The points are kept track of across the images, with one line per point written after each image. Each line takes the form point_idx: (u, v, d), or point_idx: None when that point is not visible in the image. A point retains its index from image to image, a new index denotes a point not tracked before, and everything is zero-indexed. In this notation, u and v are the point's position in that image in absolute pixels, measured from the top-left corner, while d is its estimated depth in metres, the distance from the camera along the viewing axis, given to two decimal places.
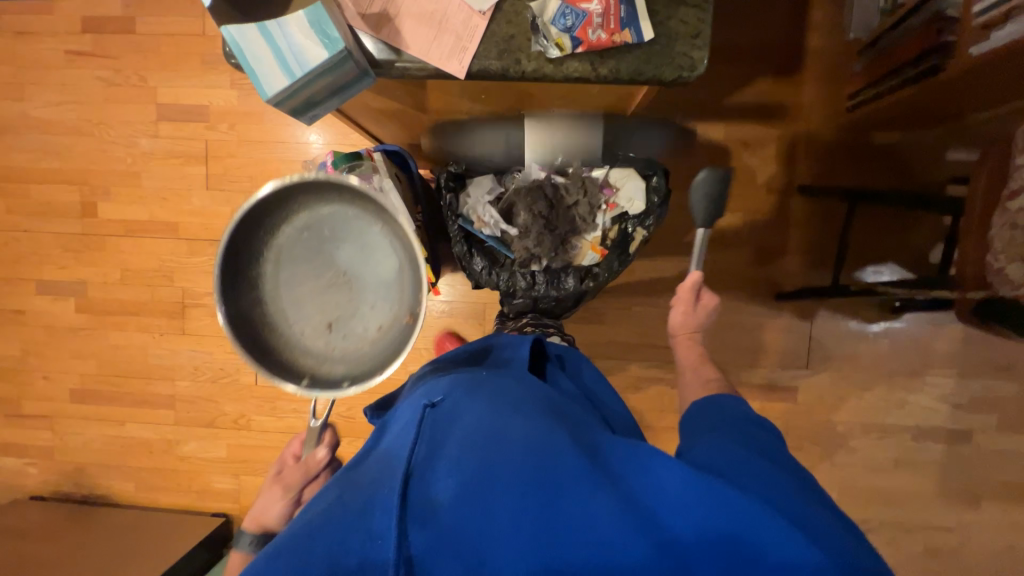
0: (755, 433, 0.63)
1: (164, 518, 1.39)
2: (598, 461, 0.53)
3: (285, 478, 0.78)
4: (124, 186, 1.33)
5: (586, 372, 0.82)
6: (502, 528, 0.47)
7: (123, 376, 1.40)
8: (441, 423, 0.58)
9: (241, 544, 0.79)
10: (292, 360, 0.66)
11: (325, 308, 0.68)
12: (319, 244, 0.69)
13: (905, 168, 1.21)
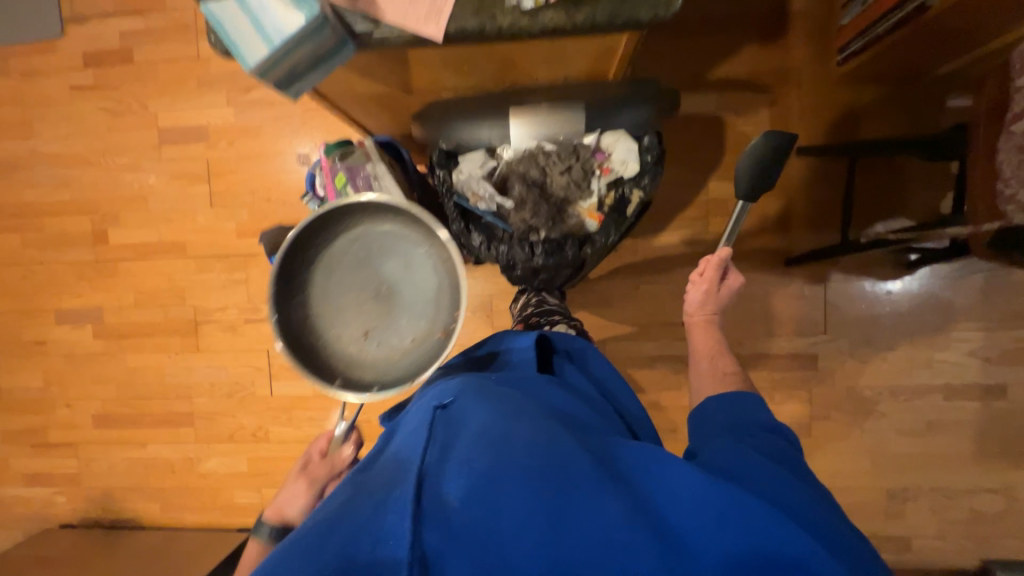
0: (774, 441, 0.62)
1: (190, 536, 1.40)
2: (609, 466, 0.51)
3: (311, 471, 0.80)
4: (132, 211, 1.37)
5: (593, 363, 0.81)
6: (514, 529, 0.45)
7: (142, 397, 1.42)
8: (451, 424, 0.53)
9: (257, 537, 0.77)
10: (326, 360, 0.68)
11: (363, 318, 0.69)
12: (365, 257, 0.69)
13: (904, 120, 1.19)
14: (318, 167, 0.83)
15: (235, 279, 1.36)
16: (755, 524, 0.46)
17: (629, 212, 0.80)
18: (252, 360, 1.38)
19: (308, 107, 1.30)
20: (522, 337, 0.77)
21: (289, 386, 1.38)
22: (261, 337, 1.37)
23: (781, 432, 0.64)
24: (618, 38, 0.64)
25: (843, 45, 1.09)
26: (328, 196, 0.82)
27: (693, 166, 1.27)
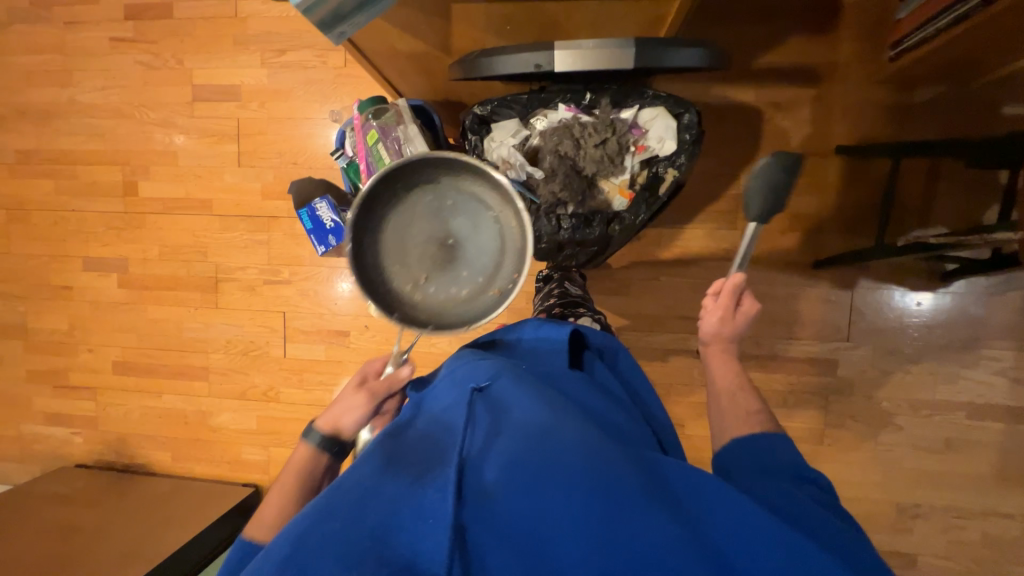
0: (807, 485, 0.60)
1: (199, 486, 1.44)
2: (649, 477, 0.51)
3: (373, 386, 0.69)
4: (163, 165, 1.39)
5: (624, 365, 0.76)
6: (553, 525, 0.47)
7: (160, 349, 1.45)
8: (492, 410, 0.55)
9: (306, 443, 0.67)
10: (381, 296, 0.64)
11: (425, 260, 0.66)
12: (437, 205, 0.67)
13: (953, 125, 1.14)
14: (351, 125, 0.83)
15: (257, 240, 1.38)
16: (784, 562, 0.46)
17: (661, 191, 0.77)
18: (268, 321, 1.40)
19: (340, 73, 1.29)
20: (553, 328, 0.71)
21: (302, 350, 1.40)
22: (278, 299, 1.39)
23: (815, 477, 0.61)
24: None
25: (897, 40, 1.05)
26: (358, 154, 0.80)
27: (725, 157, 1.23)
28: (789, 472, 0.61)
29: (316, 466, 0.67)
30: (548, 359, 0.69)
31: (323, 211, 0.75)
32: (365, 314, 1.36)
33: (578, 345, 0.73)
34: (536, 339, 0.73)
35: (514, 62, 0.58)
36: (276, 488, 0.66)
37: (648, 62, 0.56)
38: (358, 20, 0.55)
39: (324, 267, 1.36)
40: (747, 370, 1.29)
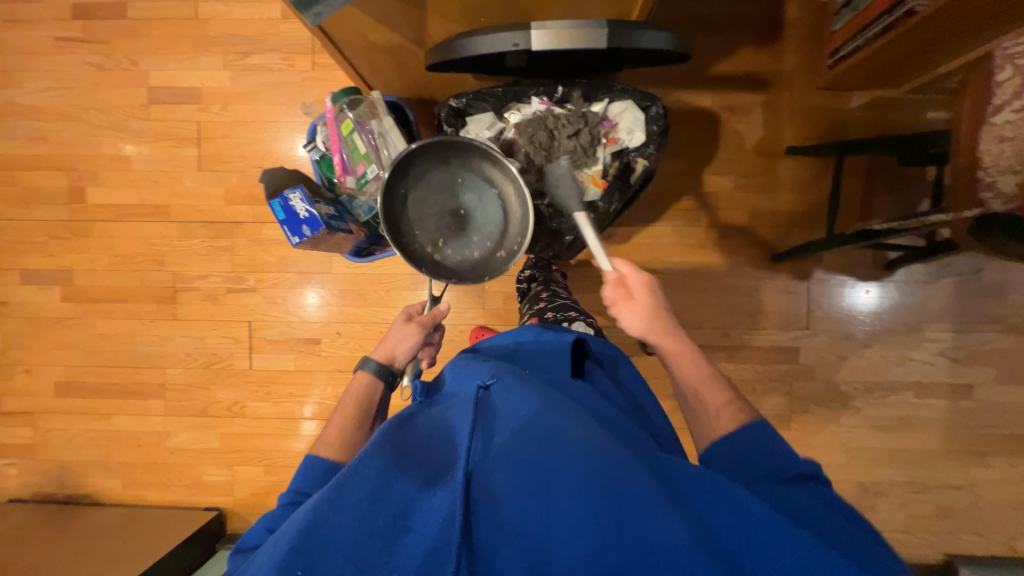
0: (820, 490, 0.55)
1: (154, 514, 1.33)
2: (663, 481, 0.48)
3: (420, 318, 0.79)
4: (114, 171, 1.32)
5: (625, 372, 0.72)
6: (563, 529, 0.45)
7: (109, 366, 1.35)
8: (499, 409, 0.53)
9: (364, 370, 0.74)
10: (408, 255, 0.75)
11: (443, 228, 0.77)
12: (449, 181, 0.77)
13: (885, 127, 1.25)
14: (323, 119, 0.82)
15: (219, 247, 1.32)
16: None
17: (633, 180, 0.82)
18: (232, 332, 1.33)
19: (307, 76, 1.28)
20: (554, 335, 0.69)
21: (270, 361, 1.34)
22: (243, 308, 1.33)
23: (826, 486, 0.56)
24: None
25: (833, 50, 1.15)
26: (332, 147, 0.81)
27: (687, 158, 1.30)
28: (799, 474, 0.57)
29: (376, 390, 0.73)
30: (551, 363, 0.67)
31: (297, 201, 0.74)
32: (337, 320, 1.32)
33: (579, 353, 0.70)
34: (535, 346, 0.70)
35: (494, 42, 0.60)
36: (338, 411, 0.70)
37: (620, 45, 0.59)
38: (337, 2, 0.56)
39: (292, 273, 1.31)
40: (717, 361, 1.34)
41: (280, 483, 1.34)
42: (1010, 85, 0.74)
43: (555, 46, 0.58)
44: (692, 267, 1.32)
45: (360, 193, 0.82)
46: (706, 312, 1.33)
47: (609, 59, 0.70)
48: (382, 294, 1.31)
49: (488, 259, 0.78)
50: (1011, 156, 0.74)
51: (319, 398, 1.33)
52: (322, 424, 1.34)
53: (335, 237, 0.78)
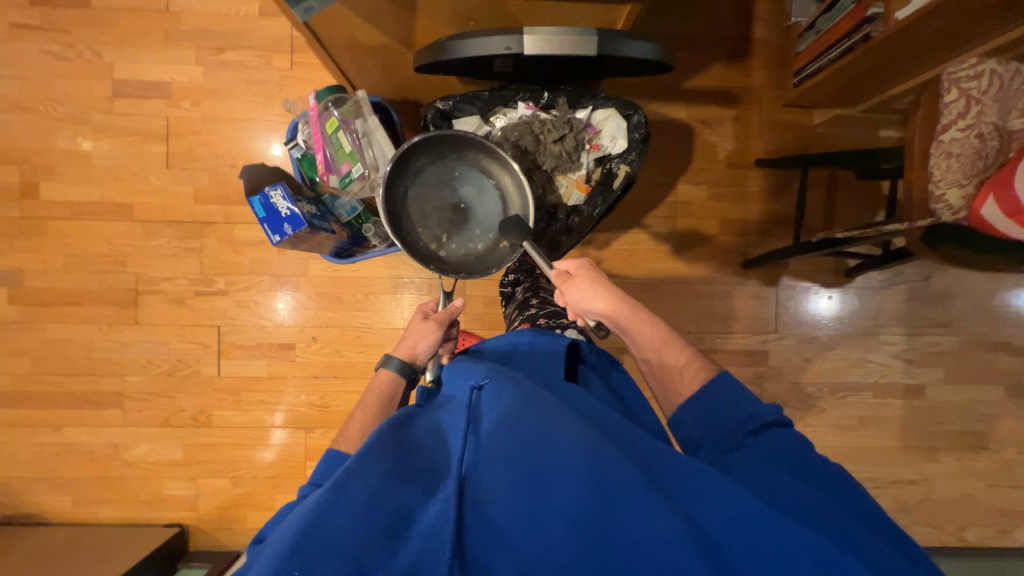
0: (792, 443, 0.55)
1: (108, 532, 1.24)
2: (653, 476, 0.48)
3: (437, 316, 0.83)
4: (72, 166, 1.25)
5: (618, 379, 0.73)
6: (557, 527, 0.44)
7: (61, 374, 1.26)
8: (492, 410, 0.54)
9: (386, 368, 0.79)
10: (415, 254, 0.77)
11: (446, 223, 0.80)
12: (448, 177, 0.79)
13: (844, 143, 1.34)
14: (305, 116, 0.80)
15: (187, 248, 1.26)
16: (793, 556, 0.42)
17: (615, 185, 0.84)
18: (198, 338, 1.27)
19: (286, 75, 1.25)
20: (547, 339, 0.70)
21: (239, 367, 1.28)
22: (211, 312, 1.27)
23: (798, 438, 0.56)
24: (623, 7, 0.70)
25: (798, 70, 1.21)
26: (313, 145, 0.79)
27: (663, 167, 1.34)
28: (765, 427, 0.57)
29: (397, 386, 0.78)
30: (543, 366, 0.68)
31: (277, 198, 0.72)
32: (312, 325, 1.28)
33: (572, 357, 0.72)
34: (529, 349, 0.71)
35: (486, 45, 0.61)
36: (361, 407, 0.74)
37: (609, 52, 0.61)
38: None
39: (265, 276, 1.27)
40: None
41: (248, 496, 1.28)
42: (955, 107, 0.81)
43: (546, 52, 0.60)
44: (667, 272, 1.36)
45: (343, 192, 0.80)
46: (681, 316, 1.37)
47: (593, 67, 0.72)
48: (360, 298, 1.28)
49: (492, 250, 0.80)
50: (958, 171, 0.81)
51: (291, 405, 1.29)
52: (293, 433, 1.29)
53: (317, 236, 0.77)
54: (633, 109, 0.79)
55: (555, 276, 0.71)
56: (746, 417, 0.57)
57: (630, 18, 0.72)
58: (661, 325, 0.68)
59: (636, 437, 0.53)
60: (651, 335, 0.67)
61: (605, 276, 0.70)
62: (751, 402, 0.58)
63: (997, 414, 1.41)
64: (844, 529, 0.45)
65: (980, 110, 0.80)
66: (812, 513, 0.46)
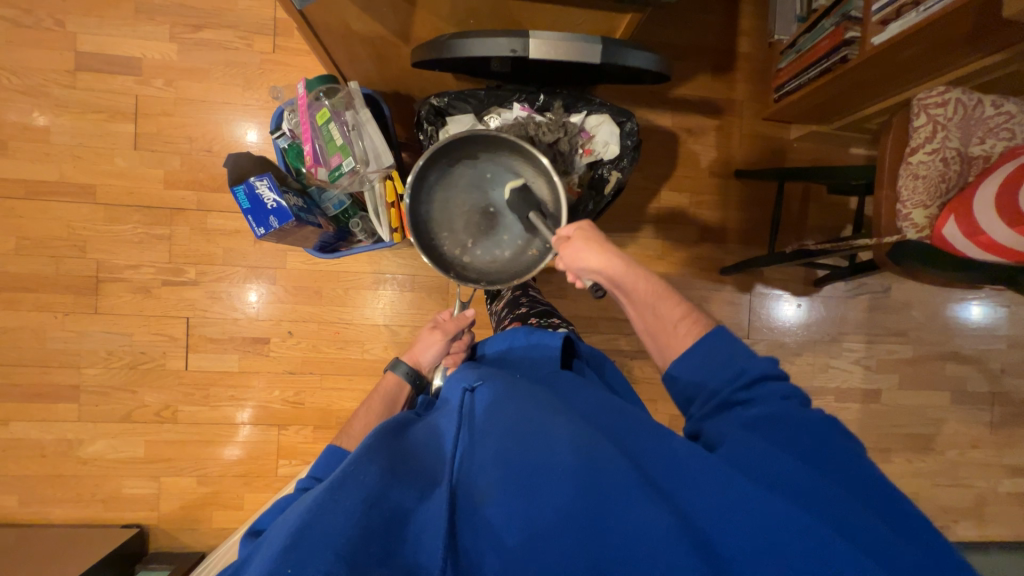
0: (789, 401, 0.54)
1: (60, 534, 1.17)
2: (644, 470, 0.49)
3: (445, 325, 0.82)
4: (27, 142, 1.16)
5: (611, 373, 0.75)
6: (551, 523, 0.44)
7: (11, 365, 1.18)
8: (485, 410, 0.55)
9: (393, 372, 0.79)
10: (442, 258, 0.81)
11: (475, 228, 0.82)
12: (480, 181, 0.81)
13: (817, 158, 1.40)
14: (292, 105, 0.78)
15: (155, 235, 1.20)
16: (783, 540, 0.42)
17: (606, 191, 0.86)
18: (165, 329, 1.21)
19: (267, 59, 1.21)
20: (541, 337, 0.71)
21: (209, 361, 1.23)
22: (180, 303, 1.21)
23: (793, 393, 0.55)
24: (622, 16, 0.71)
25: (779, 85, 1.25)
26: (301, 135, 0.76)
27: (648, 174, 1.37)
28: (758, 380, 0.55)
29: (401, 391, 0.78)
30: (537, 366, 0.69)
31: (263, 188, 0.69)
32: (288, 319, 1.24)
33: (568, 353, 0.73)
34: (525, 349, 0.72)
35: (491, 45, 0.60)
36: (367, 408, 0.74)
37: (612, 60, 0.62)
38: None
39: (240, 267, 1.22)
40: None
41: (216, 495, 1.23)
42: (924, 132, 0.86)
43: (553, 57, 0.60)
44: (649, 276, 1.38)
45: (332, 186, 0.77)
46: None
47: (591, 72, 0.73)
48: (340, 293, 1.25)
49: (520, 257, 0.82)
50: (923, 194, 0.86)
51: (262, 401, 1.24)
52: (263, 430, 1.25)
53: (303, 230, 0.74)
54: (622, 113, 0.82)
55: (554, 242, 0.70)
56: (737, 369, 0.57)
57: (628, 28, 0.73)
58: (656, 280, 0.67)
59: (629, 431, 0.54)
60: (645, 291, 0.66)
61: (604, 236, 0.68)
62: (745, 355, 0.58)
63: (943, 417, 1.51)
64: (839, 502, 0.44)
65: (946, 136, 0.85)
66: (806, 488, 0.45)
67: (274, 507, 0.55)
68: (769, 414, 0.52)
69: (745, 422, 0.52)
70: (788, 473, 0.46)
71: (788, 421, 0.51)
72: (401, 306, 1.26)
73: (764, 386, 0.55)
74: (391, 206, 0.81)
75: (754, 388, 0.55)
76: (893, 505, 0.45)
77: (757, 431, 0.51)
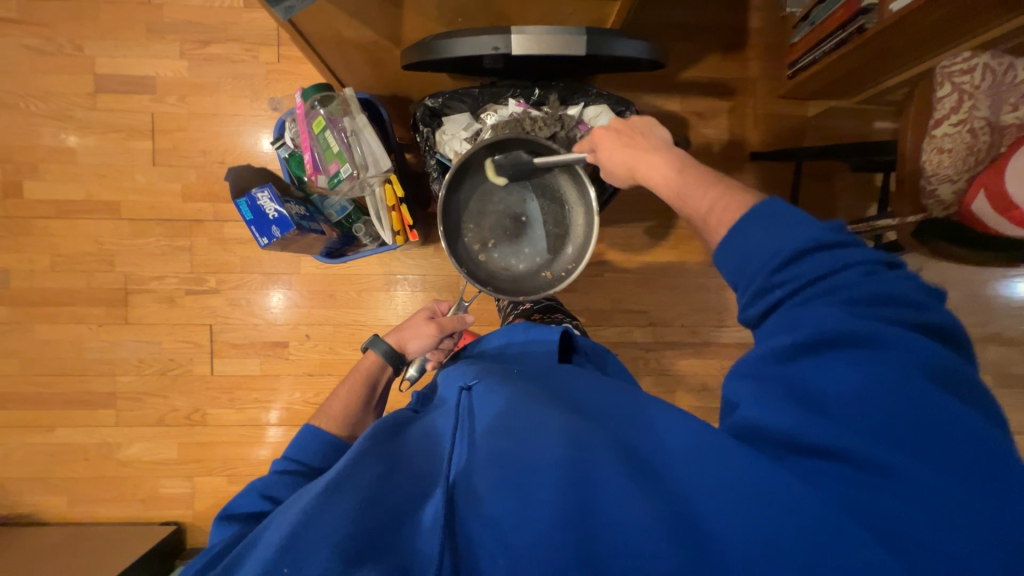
0: (841, 274, 0.44)
1: (104, 531, 1.24)
2: (638, 453, 0.47)
3: (441, 321, 0.83)
4: (56, 163, 1.22)
5: (612, 366, 0.76)
6: (540, 516, 0.44)
7: (53, 374, 1.26)
8: (480, 403, 0.57)
9: (374, 350, 0.79)
10: (460, 249, 0.82)
11: (500, 229, 0.84)
12: (524, 188, 0.83)
13: (840, 134, 1.33)
14: (291, 114, 0.79)
15: (177, 247, 1.25)
16: (784, 520, 0.38)
17: None
18: (191, 337, 1.26)
19: (273, 69, 1.23)
20: (541, 331, 0.73)
21: (232, 365, 1.27)
22: (203, 312, 1.26)
23: (853, 260, 0.45)
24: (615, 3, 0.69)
25: (793, 62, 1.20)
26: (301, 144, 0.78)
27: None
28: (803, 255, 0.45)
29: (381, 372, 0.79)
30: (539, 357, 0.69)
31: (265, 200, 0.71)
32: (305, 323, 1.27)
33: (568, 348, 0.73)
34: (525, 344, 0.73)
35: (473, 43, 0.60)
36: (345, 384, 0.76)
37: (598, 50, 0.60)
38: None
39: (257, 274, 1.26)
40: (684, 356, 1.36)
41: None
42: (948, 102, 0.80)
43: (535, 51, 0.59)
44: (662, 265, 1.34)
45: (332, 192, 0.78)
46: (677, 309, 1.35)
47: (585, 66, 0.72)
48: (353, 295, 1.28)
49: (533, 274, 0.85)
50: (949, 167, 0.80)
51: (286, 403, 1.28)
52: (289, 431, 1.29)
53: (306, 237, 0.76)
54: (619, 102, 0.81)
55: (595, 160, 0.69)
56: (772, 250, 0.46)
57: (622, 14, 0.71)
58: (675, 163, 0.59)
59: (626, 415, 0.53)
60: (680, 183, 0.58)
61: (643, 138, 0.63)
62: (799, 223, 0.46)
63: None
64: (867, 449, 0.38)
65: (973, 105, 0.79)
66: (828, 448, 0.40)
67: (252, 488, 0.58)
68: (806, 312, 0.44)
69: (774, 355, 0.45)
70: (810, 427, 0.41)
71: (834, 327, 0.42)
72: (413, 306, 1.28)
73: (807, 261, 0.45)
74: (391, 209, 0.81)
75: (796, 265, 0.45)
76: (958, 445, 0.37)
77: (780, 375, 0.44)
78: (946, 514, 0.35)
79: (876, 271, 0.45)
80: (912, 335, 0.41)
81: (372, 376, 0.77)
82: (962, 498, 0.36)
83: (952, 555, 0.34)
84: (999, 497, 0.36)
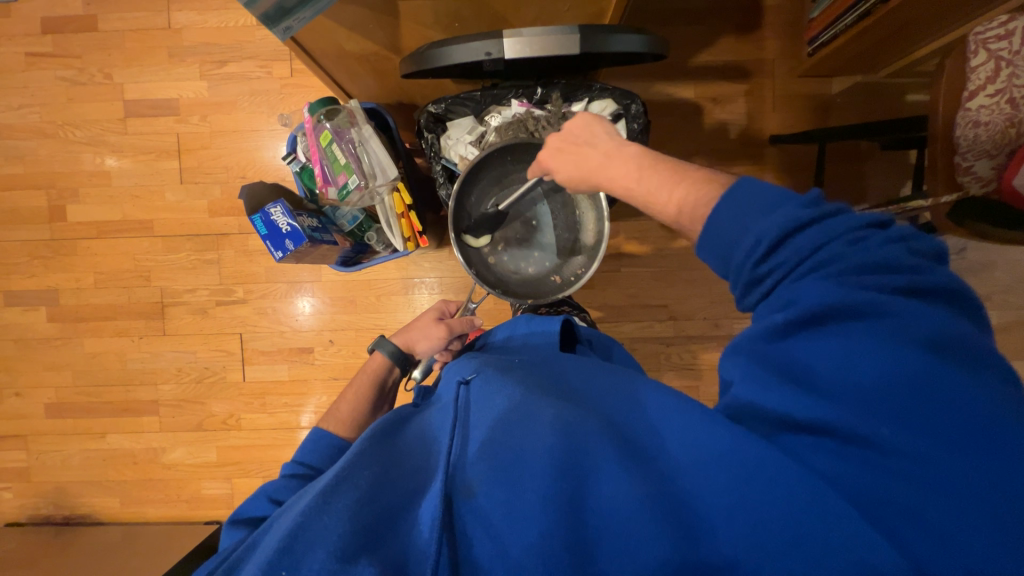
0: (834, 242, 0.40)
1: (153, 531, 1.32)
2: (628, 440, 0.47)
3: (450, 323, 0.85)
4: (94, 187, 1.30)
5: (618, 355, 0.78)
6: (532, 507, 0.44)
7: (102, 385, 1.34)
8: (477, 396, 0.57)
9: (380, 350, 0.81)
10: (469, 254, 0.82)
11: (508, 234, 0.84)
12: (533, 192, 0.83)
13: (866, 111, 1.26)
14: (301, 129, 0.81)
15: (207, 260, 1.31)
16: (777, 507, 0.38)
17: None
18: (223, 346, 1.33)
19: (287, 83, 1.26)
20: (541, 322, 0.73)
21: (262, 372, 1.33)
22: (234, 322, 1.32)
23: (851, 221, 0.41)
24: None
25: (812, 38, 1.14)
26: (311, 158, 0.81)
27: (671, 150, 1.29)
28: (793, 233, 0.41)
29: (388, 372, 0.80)
30: (538, 347, 0.70)
31: (277, 215, 0.74)
32: (328, 329, 1.31)
33: (569, 335, 0.74)
34: (526, 334, 0.74)
35: (467, 50, 0.60)
36: (353, 386, 0.78)
37: (593, 49, 0.60)
38: (307, 16, 0.58)
39: (282, 283, 1.31)
40: (707, 348, 1.32)
41: None
42: (983, 71, 0.76)
43: (528, 54, 0.59)
44: (680, 257, 1.31)
45: (342, 204, 0.81)
46: (697, 301, 1.31)
47: (586, 63, 0.71)
48: (373, 300, 1.30)
49: (542, 278, 0.85)
50: (987, 142, 0.76)
51: (315, 407, 1.33)
52: None
53: (319, 249, 0.78)
54: (623, 94, 0.80)
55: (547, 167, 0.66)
56: (751, 239, 0.42)
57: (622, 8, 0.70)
58: (633, 164, 0.55)
59: (617, 402, 0.53)
60: (653, 175, 0.53)
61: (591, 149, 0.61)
62: (785, 200, 0.42)
63: None
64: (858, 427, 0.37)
65: (1012, 73, 0.74)
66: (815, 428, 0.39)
67: (261, 493, 0.60)
68: (797, 287, 0.40)
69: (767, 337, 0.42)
70: (797, 409, 0.39)
71: (825, 308, 0.39)
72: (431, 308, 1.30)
73: (793, 243, 0.40)
74: (401, 216, 0.82)
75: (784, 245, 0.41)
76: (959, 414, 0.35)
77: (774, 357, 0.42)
78: (946, 488, 0.34)
79: (868, 241, 0.40)
80: (910, 301, 0.38)
81: (380, 376, 0.79)
82: (964, 470, 0.34)
83: (952, 534, 0.33)
84: (1001, 468, 0.34)
